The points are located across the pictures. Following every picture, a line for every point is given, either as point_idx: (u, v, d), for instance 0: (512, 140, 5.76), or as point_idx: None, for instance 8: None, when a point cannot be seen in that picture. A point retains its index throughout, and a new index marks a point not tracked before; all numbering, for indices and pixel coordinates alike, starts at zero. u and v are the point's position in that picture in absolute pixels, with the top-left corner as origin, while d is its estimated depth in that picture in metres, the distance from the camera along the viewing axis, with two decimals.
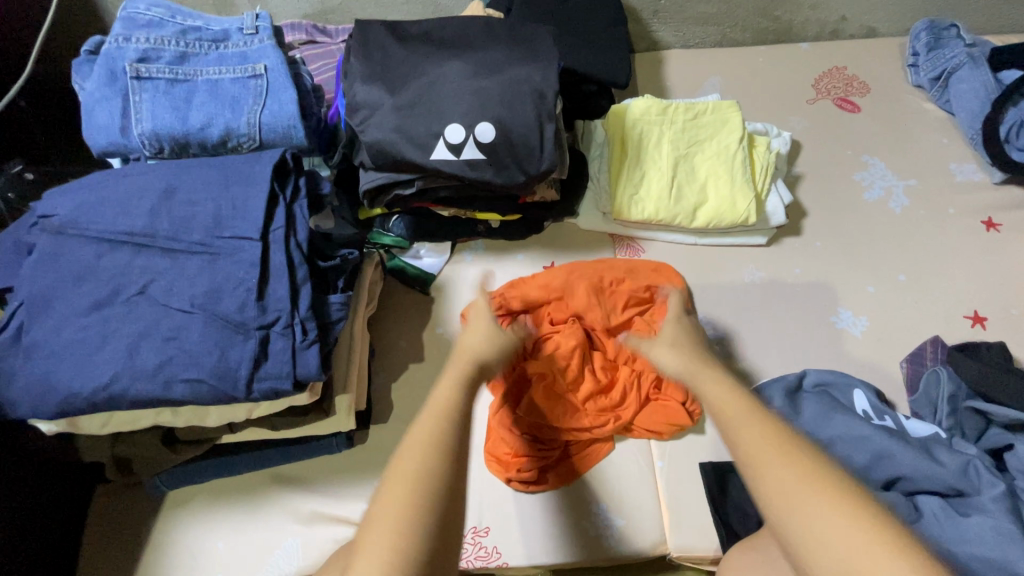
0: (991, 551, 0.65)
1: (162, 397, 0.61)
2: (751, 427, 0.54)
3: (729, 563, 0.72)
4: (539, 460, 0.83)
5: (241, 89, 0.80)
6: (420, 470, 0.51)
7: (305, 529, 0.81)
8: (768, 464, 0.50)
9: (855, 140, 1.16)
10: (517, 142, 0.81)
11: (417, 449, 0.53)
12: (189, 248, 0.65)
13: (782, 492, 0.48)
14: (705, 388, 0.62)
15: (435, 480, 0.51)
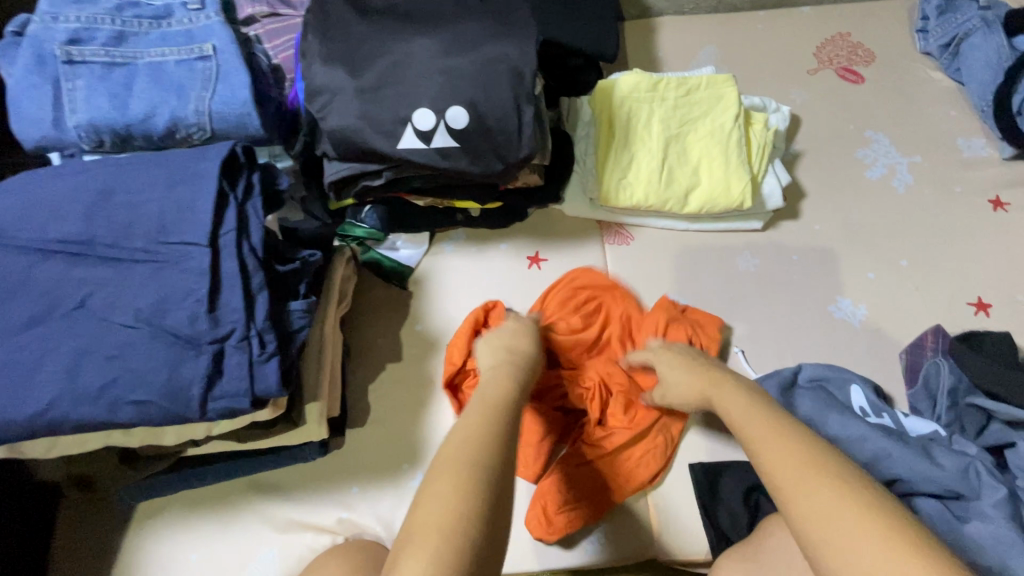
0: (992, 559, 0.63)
1: (108, 420, 0.57)
2: (778, 445, 0.55)
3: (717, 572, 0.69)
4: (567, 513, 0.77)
5: (187, 73, 0.73)
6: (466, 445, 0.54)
7: (281, 538, 0.78)
8: (803, 481, 0.51)
9: (858, 115, 1.09)
10: (494, 128, 0.74)
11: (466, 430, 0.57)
12: (132, 256, 0.60)
13: (829, 529, 0.48)
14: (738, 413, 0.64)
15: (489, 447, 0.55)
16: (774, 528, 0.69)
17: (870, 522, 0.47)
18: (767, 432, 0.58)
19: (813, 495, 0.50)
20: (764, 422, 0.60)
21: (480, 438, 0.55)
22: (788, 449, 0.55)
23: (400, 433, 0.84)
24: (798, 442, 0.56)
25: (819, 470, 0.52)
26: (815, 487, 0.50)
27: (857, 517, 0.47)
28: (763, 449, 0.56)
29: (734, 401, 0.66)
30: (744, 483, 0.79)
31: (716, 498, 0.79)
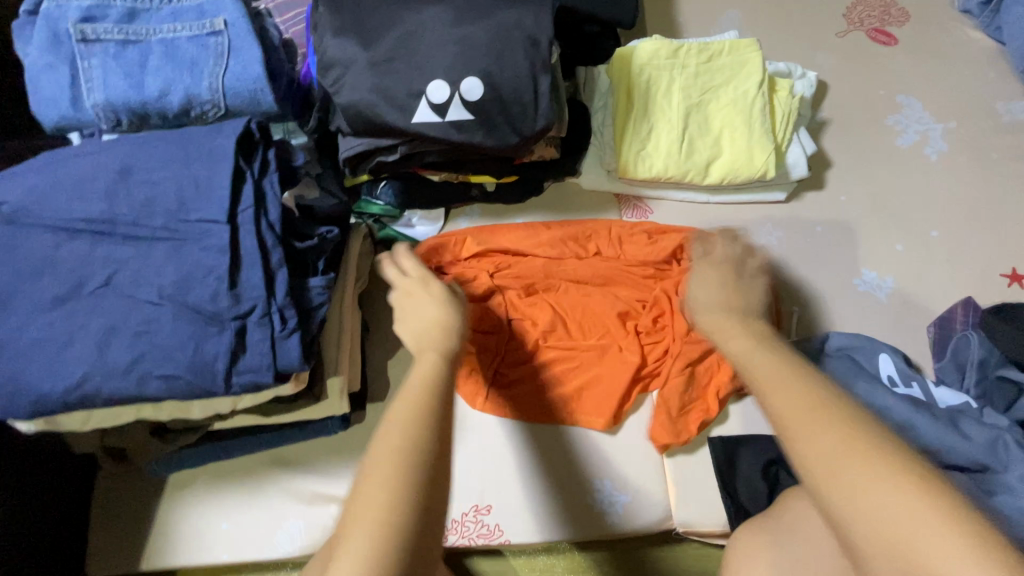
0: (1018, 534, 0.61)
1: (137, 394, 0.58)
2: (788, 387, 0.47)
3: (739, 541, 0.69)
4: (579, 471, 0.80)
5: (200, 49, 0.72)
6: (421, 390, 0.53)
7: (307, 508, 0.80)
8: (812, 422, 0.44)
9: (890, 79, 1.04)
10: (509, 99, 0.73)
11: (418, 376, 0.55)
12: (153, 234, 0.60)
13: (832, 465, 0.41)
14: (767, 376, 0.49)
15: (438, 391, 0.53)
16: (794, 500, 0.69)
17: (898, 485, 0.39)
18: (780, 377, 0.49)
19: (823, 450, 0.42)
20: (781, 369, 0.49)
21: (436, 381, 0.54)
22: (813, 403, 0.45)
23: None
24: (812, 385, 0.47)
25: (832, 418, 0.44)
26: (841, 449, 0.42)
27: (880, 478, 0.39)
28: (785, 402, 0.46)
29: (719, 323, 0.58)
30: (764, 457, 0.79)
31: (735, 471, 0.79)
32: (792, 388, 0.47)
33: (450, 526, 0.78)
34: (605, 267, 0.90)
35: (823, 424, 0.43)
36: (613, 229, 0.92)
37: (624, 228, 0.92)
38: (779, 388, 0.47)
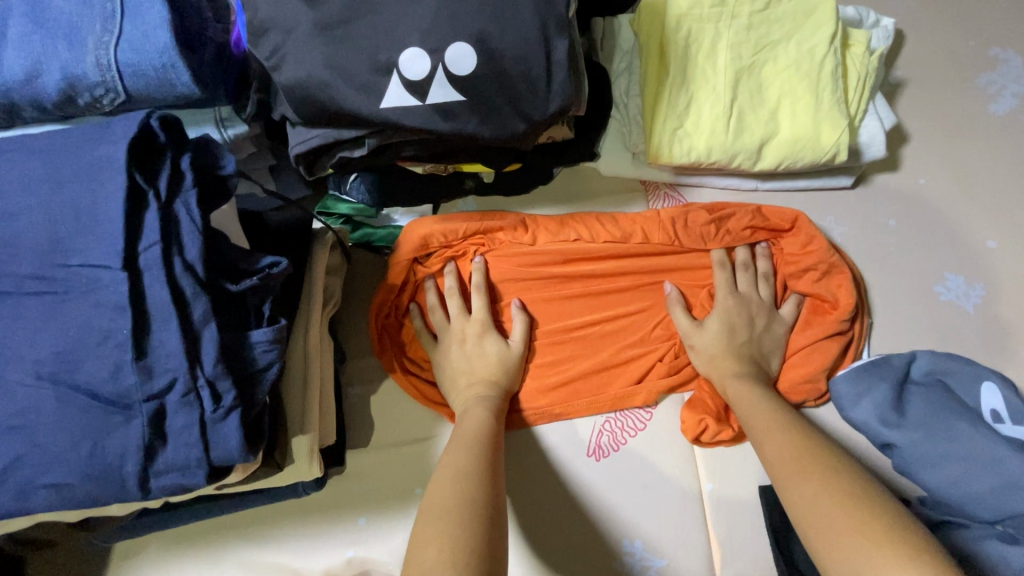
0: None
1: (20, 508, 0.43)
2: (774, 427, 0.62)
3: None
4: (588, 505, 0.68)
5: (82, 9, 0.52)
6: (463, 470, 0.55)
7: None
8: (787, 470, 0.57)
9: (981, 27, 0.83)
10: (511, 72, 0.53)
11: (457, 455, 0.57)
12: (22, 286, 0.43)
13: (810, 507, 0.52)
14: (743, 403, 0.66)
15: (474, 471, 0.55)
16: None
17: (847, 512, 0.50)
18: (762, 418, 0.63)
19: (795, 484, 0.55)
20: (762, 406, 0.64)
21: (468, 471, 0.55)
22: (784, 439, 0.60)
23: (414, 453, 0.71)
24: (831, 484, 0.53)
25: (805, 465, 0.56)
26: (794, 470, 0.56)
27: (839, 514, 0.50)
28: (767, 437, 0.61)
29: (746, 395, 0.66)
30: None
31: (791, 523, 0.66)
32: (766, 419, 0.63)
33: None
34: (651, 260, 0.75)
35: (788, 446, 0.59)
36: (665, 215, 0.75)
37: (678, 212, 0.75)
38: (754, 417, 0.64)
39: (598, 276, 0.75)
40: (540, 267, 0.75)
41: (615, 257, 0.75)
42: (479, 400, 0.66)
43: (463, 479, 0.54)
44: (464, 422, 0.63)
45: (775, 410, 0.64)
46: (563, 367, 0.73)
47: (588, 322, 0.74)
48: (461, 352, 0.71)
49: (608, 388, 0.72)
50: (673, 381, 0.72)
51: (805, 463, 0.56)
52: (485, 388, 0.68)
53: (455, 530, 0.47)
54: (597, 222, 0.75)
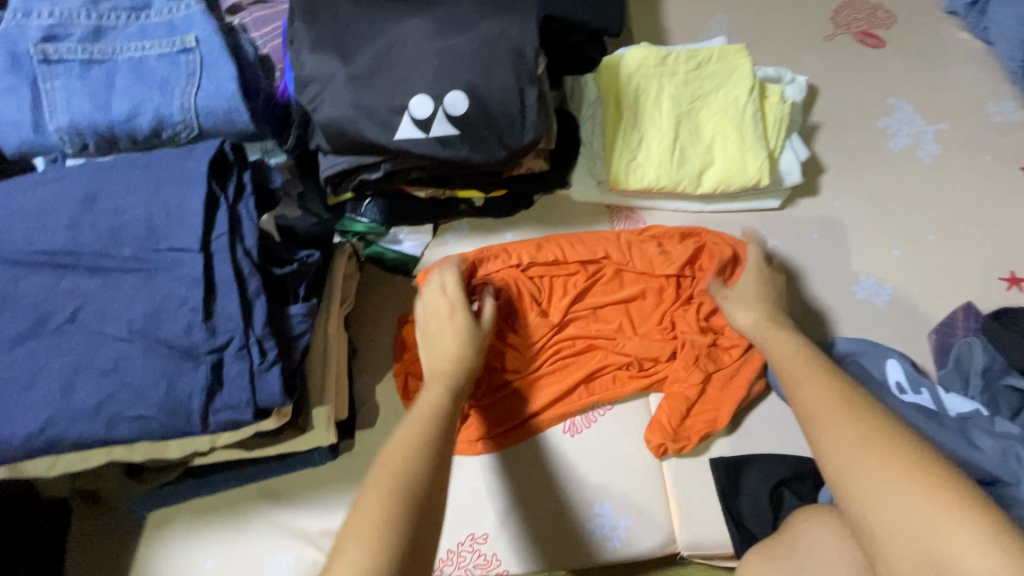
0: None
1: (107, 437, 0.55)
2: (810, 384, 0.56)
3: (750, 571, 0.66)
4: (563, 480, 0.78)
5: (170, 67, 0.69)
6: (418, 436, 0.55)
7: (295, 543, 0.76)
8: (832, 425, 0.51)
9: (878, 83, 1.03)
10: (495, 112, 0.70)
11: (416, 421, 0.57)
12: (122, 265, 0.57)
13: (864, 474, 0.47)
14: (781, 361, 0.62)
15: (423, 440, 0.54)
16: (801, 519, 0.68)
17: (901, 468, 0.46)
18: (798, 370, 0.59)
19: (844, 436, 0.50)
20: (801, 364, 0.60)
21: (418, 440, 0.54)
22: (821, 391, 0.55)
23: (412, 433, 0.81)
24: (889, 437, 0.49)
25: (853, 417, 0.51)
26: (841, 421, 0.51)
27: (890, 474, 0.46)
28: (803, 395, 0.56)
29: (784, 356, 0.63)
30: (770, 477, 0.75)
31: (738, 490, 0.76)
32: (806, 379, 0.58)
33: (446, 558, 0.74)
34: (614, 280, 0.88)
35: (831, 398, 0.54)
36: (620, 237, 0.90)
37: (635, 236, 0.90)
38: (791, 372, 0.60)
39: (576, 288, 0.87)
40: (524, 281, 0.87)
41: (587, 273, 0.88)
42: (432, 424, 0.57)
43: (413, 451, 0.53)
44: (408, 446, 0.54)
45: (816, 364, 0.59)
46: (547, 362, 0.83)
47: (570, 337, 0.84)
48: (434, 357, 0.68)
49: (589, 378, 0.82)
50: (645, 371, 0.82)
51: (877, 442, 0.48)
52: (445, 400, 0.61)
53: (380, 510, 0.47)
54: (569, 244, 0.89)
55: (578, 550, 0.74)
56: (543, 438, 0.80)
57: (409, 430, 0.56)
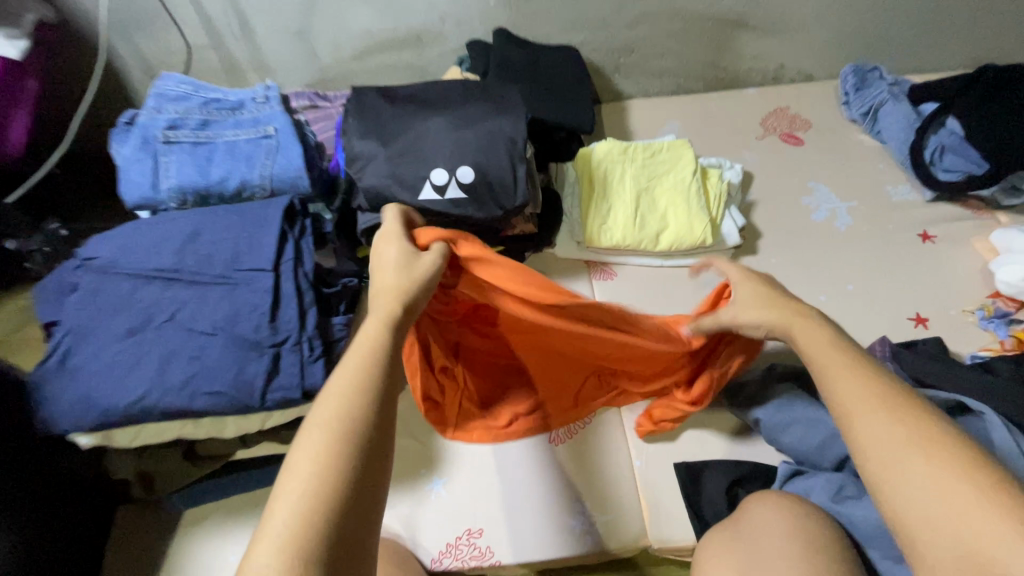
0: None
1: (187, 407, 0.70)
2: (850, 378, 0.61)
3: (707, 552, 0.76)
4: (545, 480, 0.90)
5: (255, 148, 0.92)
6: (348, 410, 0.53)
7: None
8: (866, 417, 0.57)
9: (800, 171, 1.28)
10: (494, 182, 0.94)
11: (347, 393, 0.54)
12: (211, 280, 0.76)
13: (886, 463, 0.54)
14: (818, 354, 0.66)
15: (357, 416, 0.52)
16: (752, 504, 0.79)
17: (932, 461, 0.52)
18: (840, 367, 0.63)
19: (891, 432, 0.55)
20: (841, 360, 0.64)
21: (347, 419, 0.52)
22: (858, 382, 0.61)
23: (419, 444, 0.95)
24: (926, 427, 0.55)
25: (889, 405, 0.57)
26: (882, 415, 0.57)
27: (936, 467, 0.52)
28: (841, 387, 0.61)
29: (823, 352, 0.66)
30: (723, 476, 0.87)
31: (699, 490, 0.88)
32: (846, 376, 0.62)
33: (446, 550, 0.86)
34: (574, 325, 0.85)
35: (872, 395, 0.59)
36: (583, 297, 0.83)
37: None
38: (829, 366, 0.64)
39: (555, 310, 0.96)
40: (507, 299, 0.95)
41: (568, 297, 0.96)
42: (374, 390, 0.54)
43: (342, 435, 0.51)
44: (344, 435, 0.51)
45: (857, 359, 0.64)
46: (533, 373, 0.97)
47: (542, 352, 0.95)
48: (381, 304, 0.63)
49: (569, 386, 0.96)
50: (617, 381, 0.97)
51: (924, 442, 0.54)
52: (390, 365, 0.57)
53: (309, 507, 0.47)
54: None
55: (558, 541, 0.86)
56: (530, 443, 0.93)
57: (348, 394, 0.54)
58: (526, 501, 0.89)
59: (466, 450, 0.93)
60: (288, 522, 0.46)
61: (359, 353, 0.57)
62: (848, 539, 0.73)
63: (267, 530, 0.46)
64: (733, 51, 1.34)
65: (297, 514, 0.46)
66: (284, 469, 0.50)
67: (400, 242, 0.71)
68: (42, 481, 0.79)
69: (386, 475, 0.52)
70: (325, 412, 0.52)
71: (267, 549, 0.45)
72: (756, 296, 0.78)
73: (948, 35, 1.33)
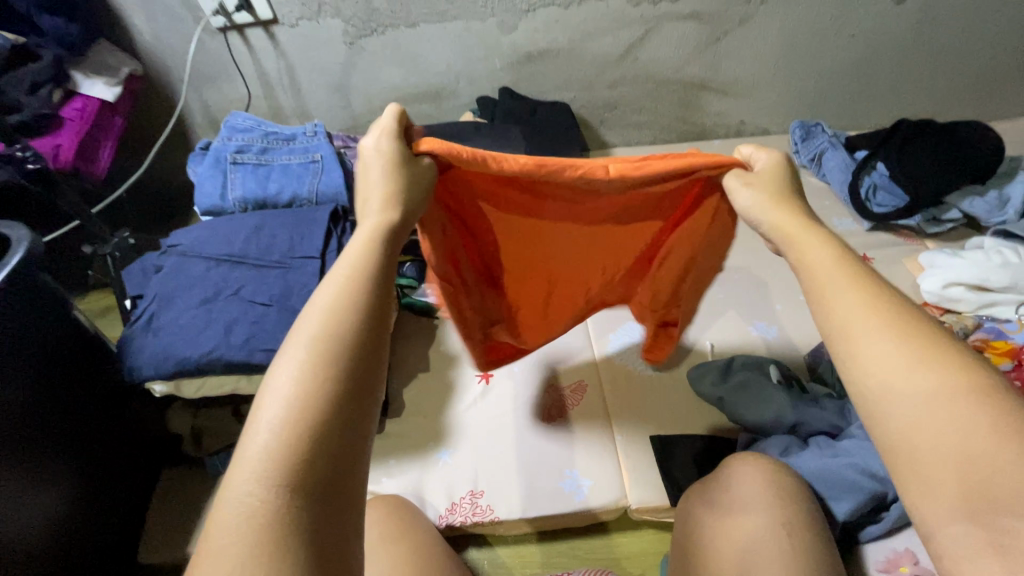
0: (876, 468, 0.87)
1: (246, 361, 0.86)
2: (857, 298, 0.52)
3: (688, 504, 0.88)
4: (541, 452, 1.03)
5: (304, 169, 1.13)
6: (336, 332, 0.49)
7: None
8: (860, 337, 0.50)
9: None
10: None
11: (333, 315, 0.50)
12: (270, 264, 0.93)
13: (880, 383, 0.47)
14: (818, 273, 0.56)
15: (343, 339, 0.49)
16: (730, 461, 0.89)
17: (936, 378, 0.45)
18: (842, 284, 0.53)
19: (887, 359, 0.47)
20: (842, 276, 0.54)
21: (330, 346, 0.48)
22: (863, 300, 0.51)
23: (430, 420, 1.09)
24: (928, 340, 0.47)
25: (898, 325, 0.49)
26: (877, 330, 0.49)
27: (943, 390, 0.44)
28: (835, 305, 0.52)
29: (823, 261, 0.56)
30: (693, 450, 1.01)
31: (671, 459, 1.01)
32: (852, 293, 0.52)
33: (453, 507, 0.98)
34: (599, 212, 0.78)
35: (870, 310, 0.50)
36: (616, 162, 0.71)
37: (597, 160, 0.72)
38: (827, 281, 0.54)
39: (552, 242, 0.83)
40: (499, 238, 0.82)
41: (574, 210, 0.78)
42: (358, 307, 0.51)
43: (325, 357, 0.47)
44: (328, 357, 0.47)
45: (867, 282, 0.53)
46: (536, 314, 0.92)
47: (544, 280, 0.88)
48: (369, 216, 0.59)
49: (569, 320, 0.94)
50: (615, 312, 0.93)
51: (930, 358, 0.46)
52: (372, 288, 0.53)
53: (286, 429, 0.44)
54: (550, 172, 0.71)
55: (549, 501, 0.97)
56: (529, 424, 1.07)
57: (326, 315, 0.50)
58: (525, 468, 1.01)
59: (472, 422, 1.08)
60: (265, 444, 0.43)
61: (340, 272, 0.53)
62: (805, 486, 0.85)
63: (243, 455, 0.43)
64: (699, 110, 1.60)
65: (274, 436, 0.43)
66: (259, 393, 0.46)
67: (392, 140, 0.63)
68: (109, 428, 0.96)
69: (374, 406, 0.49)
70: (303, 333, 0.49)
71: (246, 474, 0.42)
72: (765, 194, 0.65)
73: (876, 98, 1.61)
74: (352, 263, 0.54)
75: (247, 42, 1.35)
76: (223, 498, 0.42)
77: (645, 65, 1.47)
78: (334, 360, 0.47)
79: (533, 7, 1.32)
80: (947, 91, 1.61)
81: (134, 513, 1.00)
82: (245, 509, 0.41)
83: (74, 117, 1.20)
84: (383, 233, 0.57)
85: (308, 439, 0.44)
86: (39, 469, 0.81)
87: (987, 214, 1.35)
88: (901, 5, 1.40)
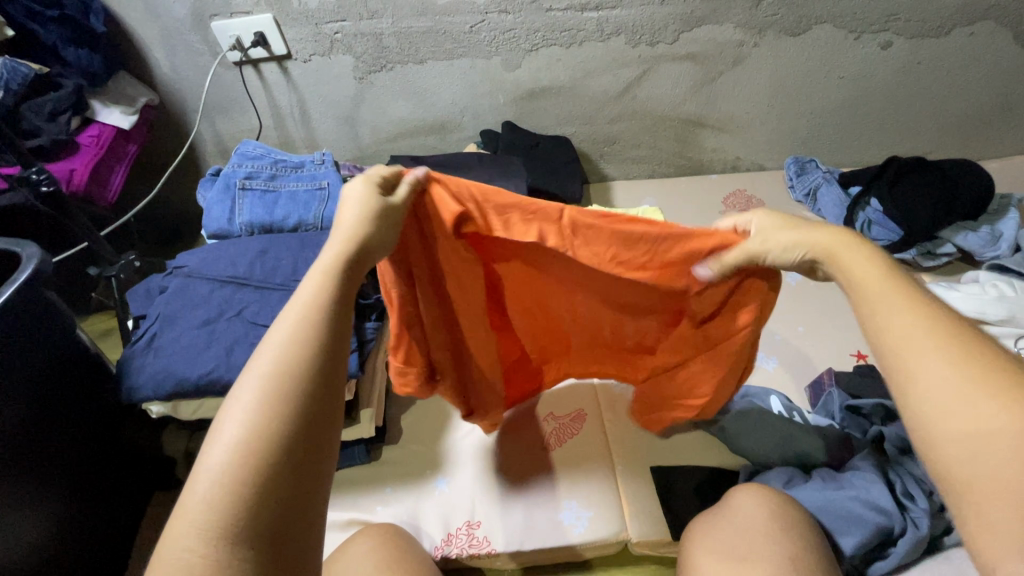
0: (882, 500, 0.86)
1: None
2: (911, 317, 0.53)
3: (697, 532, 0.86)
4: (533, 482, 1.01)
5: (311, 196, 1.15)
6: (292, 366, 0.50)
7: (337, 534, 0.98)
8: (920, 356, 0.51)
9: None
10: None
11: (289, 348, 0.50)
12: (274, 287, 0.94)
13: (938, 404, 0.48)
14: (867, 293, 0.57)
15: (296, 372, 0.49)
16: (737, 491, 0.88)
17: (997, 400, 0.46)
18: (897, 305, 0.55)
19: (944, 384, 0.48)
20: (890, 294, 0.56)
21: (286, 381, 0.49)
22: (919, 322, 0.52)
23: (429, 447, 1.08)
24: (982, 361, 0.48)
25: (952, 341, 0.50)
26: (931, 352, 0.50)
27: (1001, 410, 0.45)
28: (893, 325, 0.54)
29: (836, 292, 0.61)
30: (694, 480, 1.00)
31: (672, 489, 1.00)
32: (904, 319, 0.53)
33: (448, 539, 0.95)
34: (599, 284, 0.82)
35: (922, 329, 0.52)
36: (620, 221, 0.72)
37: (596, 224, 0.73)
38: (877, 303, 0.56)
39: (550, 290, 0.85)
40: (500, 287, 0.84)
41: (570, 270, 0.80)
42: (315, 346, 0.51)
43: (280, 392, 0.48)
44: (281, 390, 0.48)
45: (921, 306, 0.54)
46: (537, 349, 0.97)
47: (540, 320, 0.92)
48: (328, 248, 0.59)
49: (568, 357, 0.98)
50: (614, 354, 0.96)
51: (990, 381, 0.47)
52: (331, 314, 0.54)
53: (235, 469, 0.44)
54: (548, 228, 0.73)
55: (542, 537, 0.95)
56: (521, 455, 1.05)
57: (280, 349, 0.50)
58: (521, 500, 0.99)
59: (466, 447, 1.07)
60: (207, 491, 0.43)
61: (296, 307, 0.53)
62: (814, 519, 0.83)
63: (191, 497, 0.44)
64: (696, 145, 1.64)
65: (218, 484, 0.44)
66: (208, 436, 0.46)
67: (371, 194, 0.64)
68: (104, 450, 0.95)
69: (334, 437, 0.50)
70: (254, 371, 0.49)
71: (188, 526, 0.42)
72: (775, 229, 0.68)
73: (867, 136, 1.66)
74: (311, 295, 0.55)
75: (261, 75, 1.40)
76: (167, 548, 0.42)
77: (642, 102, 1.52)
78: (289, 396, 0.48)
79: (536, 47, 1.38)
80: (936, 130, 1.66)
81: (123, 539, 0.98)
82: (184, 564, 0.41)
83: (90, 143, 1.24)
84: (342, 262, 0.58)
85: (252, 482, 0.44)
86: (29, 491, 0.80)
87: (980, 248, 1.37)
88: (888, 50, 1.46)
